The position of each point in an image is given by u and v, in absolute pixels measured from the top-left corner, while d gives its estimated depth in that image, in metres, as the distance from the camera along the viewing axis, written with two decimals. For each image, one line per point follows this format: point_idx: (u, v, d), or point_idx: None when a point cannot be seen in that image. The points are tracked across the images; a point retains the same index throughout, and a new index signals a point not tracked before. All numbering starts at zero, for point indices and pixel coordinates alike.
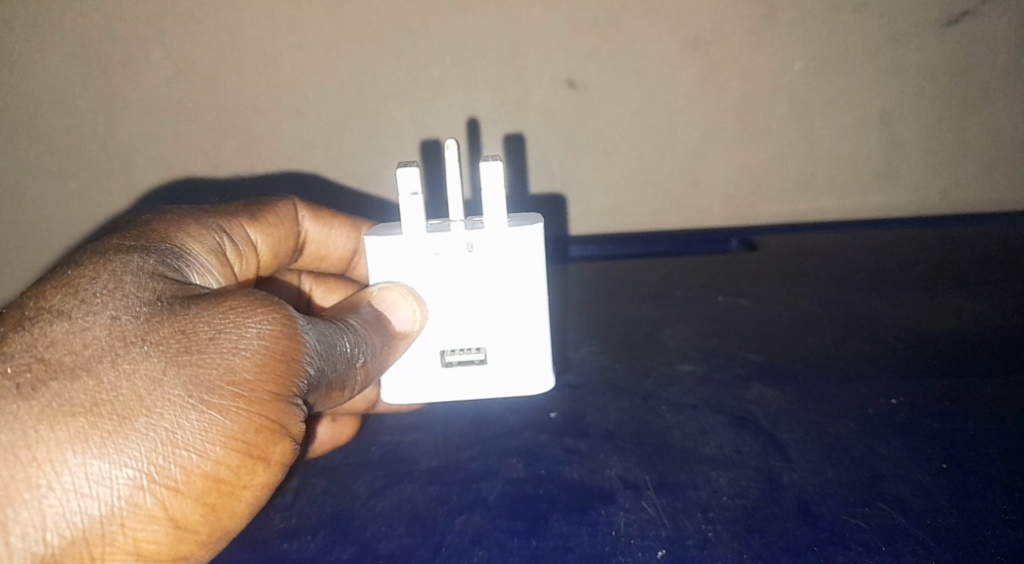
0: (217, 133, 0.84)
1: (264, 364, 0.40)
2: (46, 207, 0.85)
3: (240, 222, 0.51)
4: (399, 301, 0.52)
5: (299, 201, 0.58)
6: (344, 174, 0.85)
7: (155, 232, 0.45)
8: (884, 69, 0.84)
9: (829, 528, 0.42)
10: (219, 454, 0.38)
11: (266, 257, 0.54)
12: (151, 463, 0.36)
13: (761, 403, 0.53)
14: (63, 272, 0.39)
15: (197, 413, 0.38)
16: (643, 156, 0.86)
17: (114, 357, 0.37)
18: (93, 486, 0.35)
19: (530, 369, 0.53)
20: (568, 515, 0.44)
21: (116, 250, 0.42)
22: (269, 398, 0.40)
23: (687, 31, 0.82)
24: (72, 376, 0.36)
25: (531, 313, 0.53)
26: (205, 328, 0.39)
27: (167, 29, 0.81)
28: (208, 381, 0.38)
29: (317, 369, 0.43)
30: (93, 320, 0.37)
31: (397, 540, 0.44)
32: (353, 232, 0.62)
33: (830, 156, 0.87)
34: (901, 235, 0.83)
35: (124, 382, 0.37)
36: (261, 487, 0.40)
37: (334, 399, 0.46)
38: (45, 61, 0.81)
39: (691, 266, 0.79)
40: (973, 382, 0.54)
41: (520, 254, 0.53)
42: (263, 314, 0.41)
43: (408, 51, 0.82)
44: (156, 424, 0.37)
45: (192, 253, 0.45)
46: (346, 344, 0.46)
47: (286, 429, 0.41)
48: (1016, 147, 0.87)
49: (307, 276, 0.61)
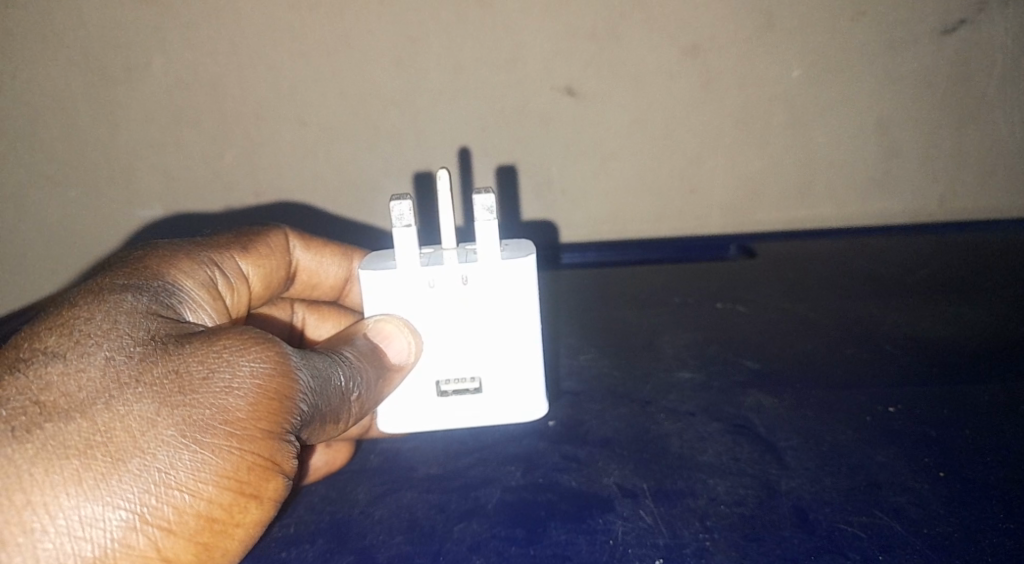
0: (218, 140, 0.84)
1: (257, 402, 0.40)
2: (47, 213, 0.85)
3: (231, 254, 0.52)
4: (395, 333, 0.51)
5: (290, 230, 0.58)
6: (345, 179, 0.85)
7: (148, 269, 0.45)
8: (882, 77, 0.84)
9: (826, 535, 0.42)
10: (212, 493, 0.38)
11: (258, 287, 0.54)
12: (144, 503, 0.36)
13: (759, 410, 0.53)
14: (58, 314, 0.40)
15: (191, 453, 0.38)
16: (642, 164, 0.86)
17: (108, 398, 0.37)
18: (86, 529, 0.35)
19: (530, 395, 0.53)
20: (566, 523, 0.44)
21: (110, 289, 0.42)
22: (262, 436, 0.40)
23: (686, 39, 0.82)
24: (67, 417, 0.36)
25: (525, 339, 0.53)
26: (198, 367, 0.39)
27: (169, 37, 0.81)
28: (202, 421, 0.38)
29: (310, 405, 0.43)
30: (87, 362, 0.38)
31: (395, 548, 0.44)
32: (345, 260, 0.61)
33: (828, 163, 0.87)
34: (899, 242, 0.83)
35: (117, 423, 0.37)
36: (254, 525, 0.40)
37: (328, 433, 0.45)
38: (46, 69, 0.81)
39: (690, 272, 0.79)
40: (972, 391, 0.54)
41: (516, 287, 0.52)
42: (256, 351, 0.41)
43: (408, 58, 0.82)
44: (149, 465, 0.37)
45: (184, 288, 0.46)
46: (341, 377, 0.46)
47: (279, 466, 0.41)
48: (1014, 153, 0.87)
49: (300, 305, 0.61)
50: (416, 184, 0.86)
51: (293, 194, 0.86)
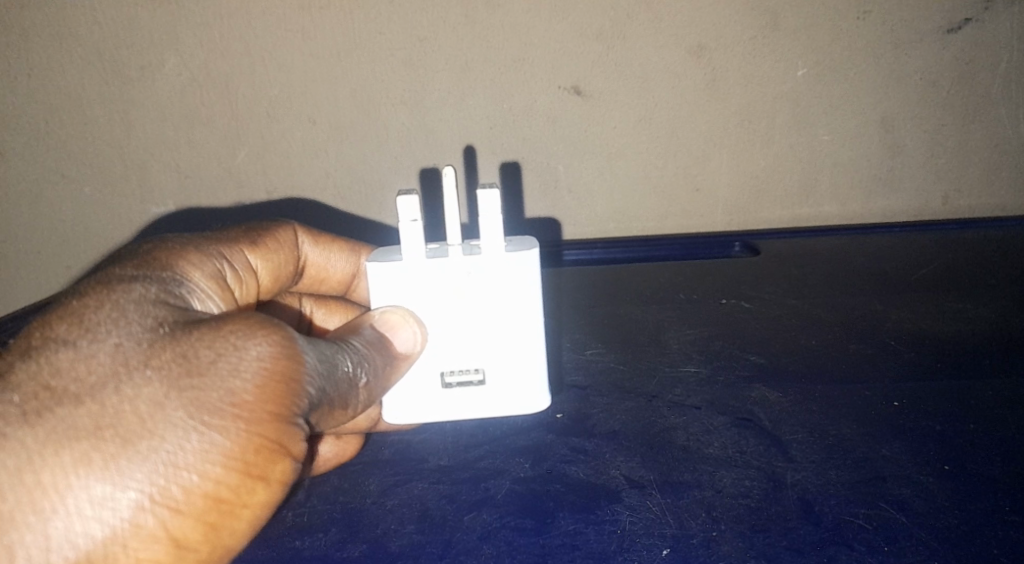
0: (231, 140, 0.85)
1: (264, 384, 0.41)
2: (63, 210, 0.87)
3: (240, 248, 0.52)
4: (400, 323, 0.51)
5: (298, 225, 0.59)
6: (354, 178, 0.86)
7: (157, 261, 0.45)
8: (886, 76, 0.85)
9: (832, 527, 0.43)
10: (220, 474, 0.39)
11: (267, 281, 0.54)
12: (152, 484, 0.38)
13: (762, 403, 0.53)
14: (69, 304, 0.41)
15: (199, 435, 0.38)
16: (646, 163, 0.86)
17: (117, 382, 0.38)
18: (95, 509, 0.37)
19: (532, 386, 0.53)
20: (576, 514, 0.45)
21: (119, 279, 0.42)
22: (270, 418, 0.41)
23: (690, 38, 0.82)
24: (76, 402, 0.38)
25: (526, 331, 0.53)
26: (206, 351, 0.40)
27: (181, 37, 0.81)
28: (209, 403, 0.39)
29: (317, 389, 0.43)
30: (97, 348, 0.39)
31: (407, 537, 0.44)
32: (352, 254, 0.61)
33: (832, 162, 0.87)
34: (904, 238, 0.83)
35: (125, 406, 0.38)
36: (261, 506, 0.41)
37: (336, 418, 0.46)
38: (63, 69, 0.82)
39: (694, 268, 0.79)
40: (976, 385, 0.54)
41: (517, 279, 0.53)
42: (263, 335, 0.42)
43: (417, 58, 0.82)
44: (156, 447, 0.38)
45: (192, 280, 0.45)
46: (348, 363, 0.46)
47: (286, 449, 0.41)
48: (1017, 150, 0.88)
49: (308, 299, 0.62)
50: (422, 183, 0.86)
51: (304, 194, 0.86)
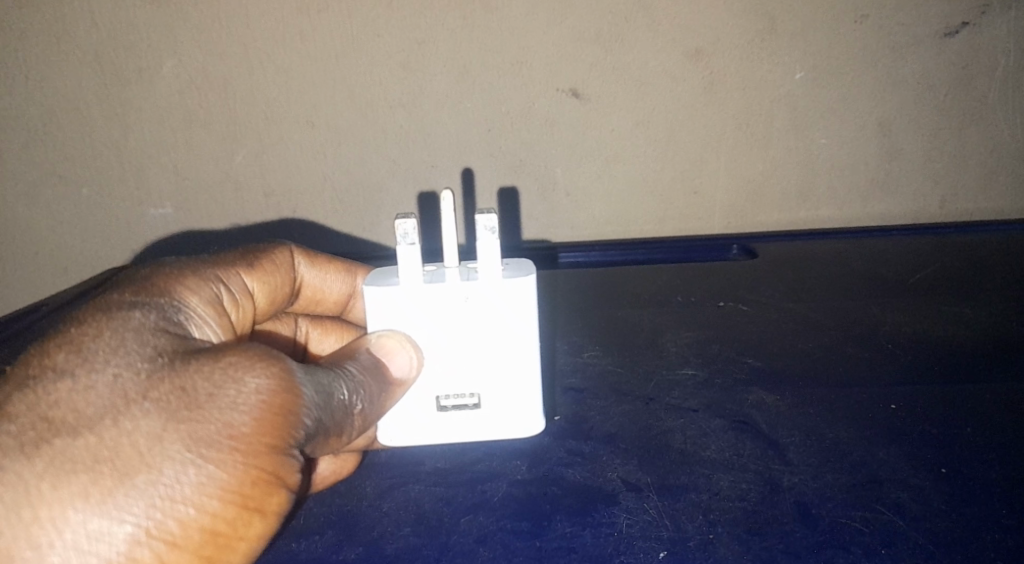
0: (229, 141, 0.84)
1: (261, 417, 0.41)
2: (61, 213, 0.87)
3: (237, 270, 0.51)
4: (396, 348, 0.51)
5: (295, 247, 0.58)
6: (351, 181, 0.86)
7: (155, 286, 0.45)
8: (883, 81, 0.85)
9: (827, 530, 0.43)
10: (217, 507, 0.39)
11: (264, 304, 0.53)
12: (149, 518, 0.38)
13: (760, 407, 0.53)
14: (68, 332, 0.41)
15: (196, 469, 0.39)
16: (644, 167, 0.86)
17: (117, 415, 0.38)
18: (92, 543, 0.37)
19: (533, 412, 0.52)
20: (571, 516, 0.45)
21: (118, 307, 0.42)
22: (266, 451, 0.41)
23: (688, 43, 0.82)
24: (75, 434, 0.38)
25: (524, 356, 0.52)
26: (204, 384, 0.40)
27: (179, 40, 0.81)
28: (207, 436, 0.39)
29: (313, 420, 0.43)
30: (95, 379, 0.39)
31: (403, 539, 0.44)
32: (349, 276, 0.61)
33: (830, 166, 0.87)
34: (902, 242, 0.83)
35: (124, 439, 0.38)
36: (257, 539, 0.41)
37: (331, 445, 0.45)
38: (61, 73, 0.82)
39: (691, 271, 0.78)
40: (974, 390, 0.54)
41: (517, 306, 0.52)
42: (262, 367, 0.42)
43: (415, 60, 0.82)
44: (154, 480, 0.38)
45: (189, 305, 0.45)
46: (343, 391, 0.46)
47: (283, 480, 0.41)
48: (1014, 154, 0.88)
49: (303, 320, 0.61)
50: (419, 185, 0.86)
51: (301, 194, 0.86)
